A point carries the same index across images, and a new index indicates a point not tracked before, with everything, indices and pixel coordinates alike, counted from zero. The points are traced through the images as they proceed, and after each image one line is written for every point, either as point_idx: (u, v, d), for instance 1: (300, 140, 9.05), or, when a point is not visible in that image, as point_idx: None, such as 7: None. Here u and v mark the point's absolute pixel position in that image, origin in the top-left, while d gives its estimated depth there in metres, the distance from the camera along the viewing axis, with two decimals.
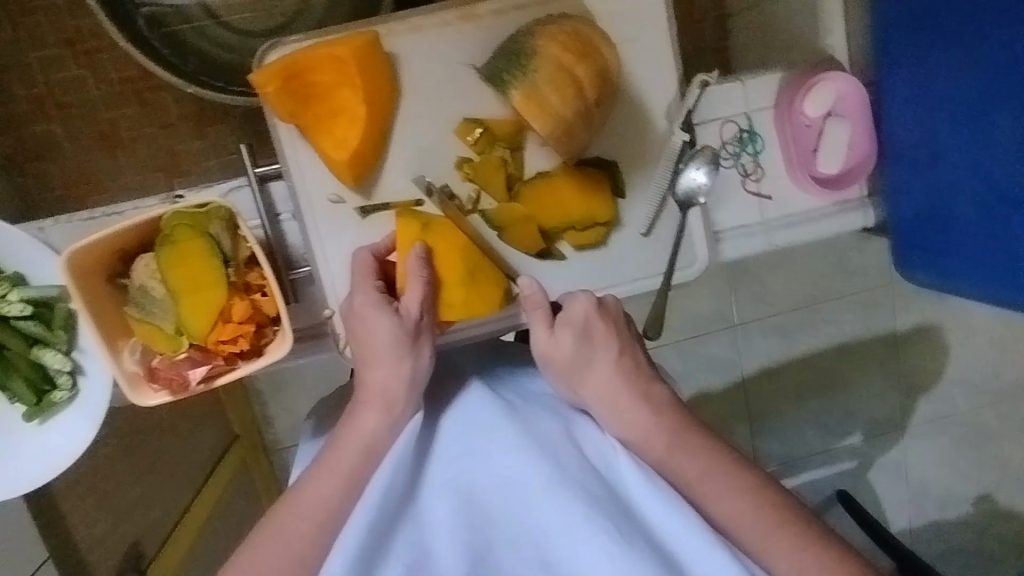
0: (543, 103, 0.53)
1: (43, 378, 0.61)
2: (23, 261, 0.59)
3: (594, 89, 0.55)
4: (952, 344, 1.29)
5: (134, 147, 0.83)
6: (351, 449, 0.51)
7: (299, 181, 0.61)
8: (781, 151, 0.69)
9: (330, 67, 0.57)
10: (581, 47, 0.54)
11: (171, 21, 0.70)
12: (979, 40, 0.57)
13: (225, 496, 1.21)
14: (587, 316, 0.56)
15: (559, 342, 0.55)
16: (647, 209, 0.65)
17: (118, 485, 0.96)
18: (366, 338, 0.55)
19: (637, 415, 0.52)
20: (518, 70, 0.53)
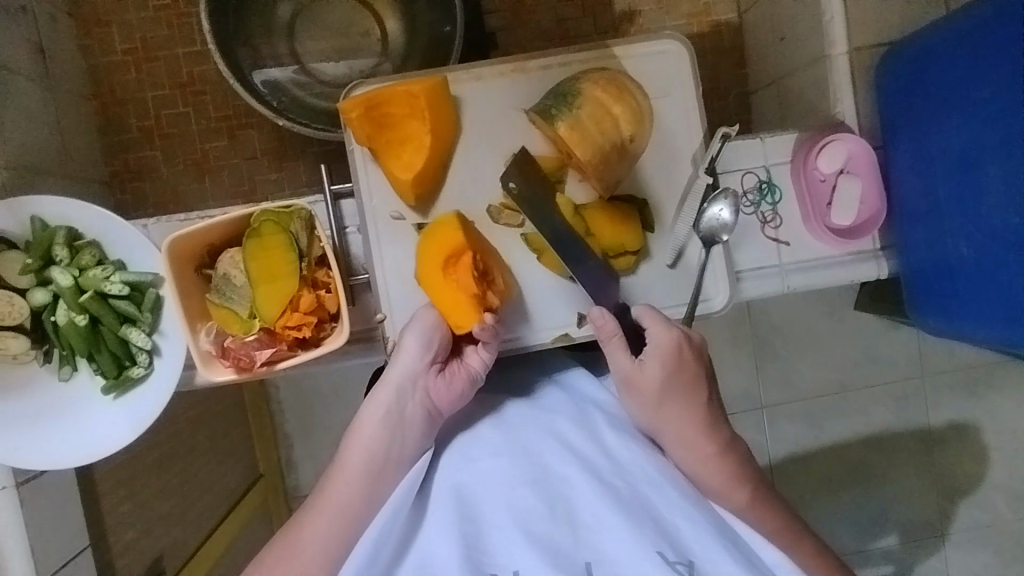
0: (585, 134, 0.66)
1: (125, 354, 0.68)
2: (126, 250, 0.68)
3: (627, 128, 0.68)
4: (991, 446, 1.26)
5: (222, 175, 0.95)
6: (376, 449, 0.58)
7: (367, 197, 0.70)
8: (797, 203, 0.76)
9: (405, 102, 0.67)
10: (619, 90, 0.68)
11: (285, 84, 0.90)
12: (964, 102, 0.64)
13: (246, 529, 1.23)
14: (677, 346, 0.63)
15: (647, 368, 0.61)
16: (672, 243, 0.72)
17: (153, 497, 1.01)
18: (399, 336, 0.64)
19: (704, 443, 0.61)
20: (565, 107, 0.66)
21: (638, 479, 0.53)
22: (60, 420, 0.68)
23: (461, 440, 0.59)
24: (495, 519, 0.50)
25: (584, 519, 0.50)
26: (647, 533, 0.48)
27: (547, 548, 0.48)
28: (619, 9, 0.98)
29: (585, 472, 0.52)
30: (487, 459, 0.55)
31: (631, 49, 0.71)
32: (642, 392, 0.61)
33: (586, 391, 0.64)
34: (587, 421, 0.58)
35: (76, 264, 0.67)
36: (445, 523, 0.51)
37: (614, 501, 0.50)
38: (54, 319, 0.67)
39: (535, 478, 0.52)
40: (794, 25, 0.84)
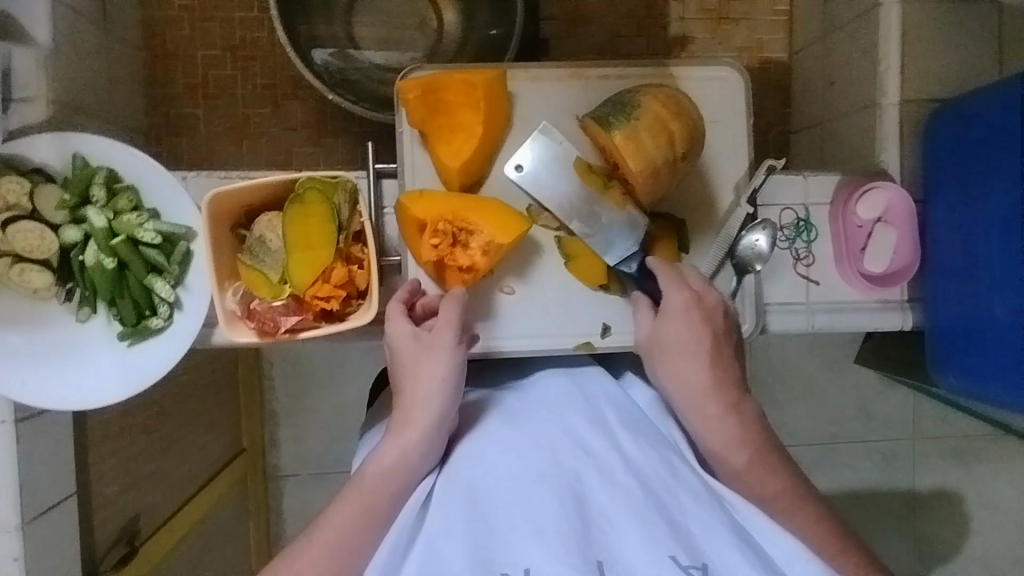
0: (640, 147, 0.63)
1: (147, 304, 0.67)
2: (164, 200, 0.68)
3: (683, 144, 0.65)
4: (975, 517, 1.26)
5: (259, 142, 0.95)
6: (395, 448, 0.59)
7: (411, 180, 0.70)
8: (831, 243, 0.76)
9: (462, 90, 0.68)
10: (679, 107, 0.65)
11: (339, 65, 0.90)
12: (1013, 165, 0.64)
13: (224, 502, 1.22)
14: (687, 303, 0.65)
15: (658, 325, 0.65)
16: (704, 268, 0.72)
17: (139, 456, 0.99)
18: (420, 342, 0.63)
19: (711, 403, 0.63)
20: (623, 116, 0.64)
21: (651, 477, 0.56)
22: (72, 361, 0.67)
23: (477, 439, 0.61)
24: (507, 520, 0.52)
25: (599, 520, 0.53)
26: (661, 538, 0.51)
27: (560, 547, 0.50)
28: (673, 33, 0.99)
29: (599, 475, 0.55)
30: (506, 450, 0.57)
31: (689, 72, 0.72)
32: (661, 348, 0.65)
33: (594, 390, 0.66)
34: (599, 418, 0.61)
35: (113, 207, 0.66)
36: (456, 524, 0.53)
37: (627, 504, 0.53)
38: (82, 259, 0.66)
39: (546, 474, 0.55)
40: (847, 72, 0.85)
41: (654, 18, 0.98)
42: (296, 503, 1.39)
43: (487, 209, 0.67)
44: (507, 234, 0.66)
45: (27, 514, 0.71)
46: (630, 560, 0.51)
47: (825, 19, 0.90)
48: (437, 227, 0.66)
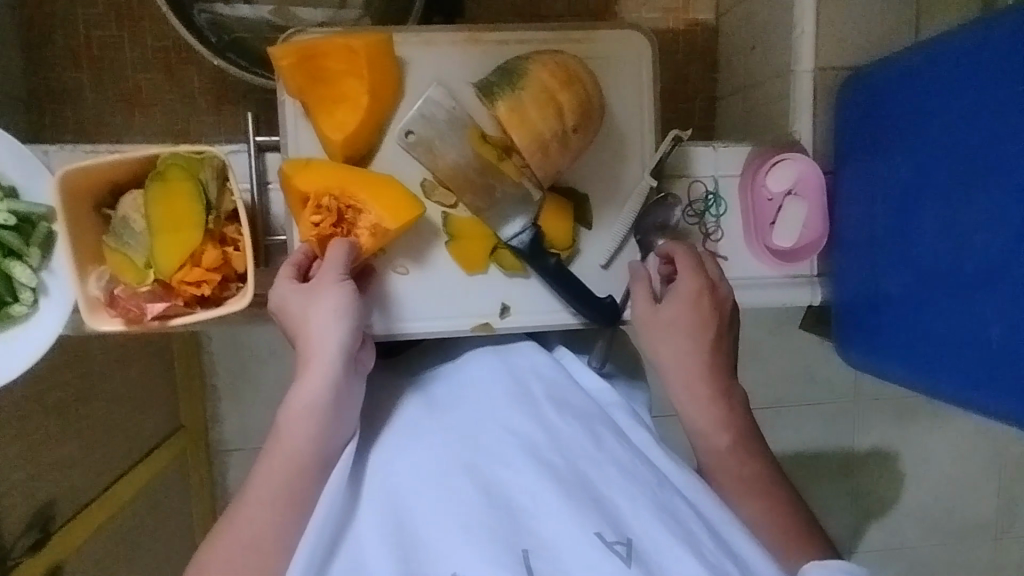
0: (525, 119, 0.60)
1: (5, 290, 0.62)
2: (19, 177, 0.62)
3: (573, 116, 0.62)
4: (908, 472, 1.30)
5: (154, 111, 0.88)
6: (307, 426, 0.57)
7: (295, 155, 0.66)
8: (741, 217, 0.74)
9: (343, 56, 0.63)
10: (569, 76, 0.62)
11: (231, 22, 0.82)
12: (909, 138, 0.63)
13: (155, 483, 1.18)
14: (698, 289, 0.65)
15: (664, 312, 0.65)
16: (608, 244, 0.70)
17: (51, 442, 0.94)
18: (307, 287, 0.61)
19: (709, 394, 0.65)
20: (507, 86, 0.61)
21: (579, 457, 0.57)
22: None
23: (406, 431, 0.61)
24: (432, 519, 0.53)
25: (523, 505, 0.54)
26: (588, 516, 0.53)
27: (486, 542, 0.51)
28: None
29: (526, 457, 0.56)
30: (434, 445, 0.58)
31: (594, 35, 0.68)
32: (654, 326, 0.65)
33: (519, 366, 0.65)
34: (527, 398, 0.62)
35: None
36: (382, 528, 0.55)
37: (551, 486, 0.54)
38: None
39: (469, 464, 0.56)
40: (767, 36, 0.82)
41: None
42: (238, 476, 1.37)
43: (378, 189, 0.65)
44: (398, 214, 0.64)
45: None
46: (556, 542, 0.52)
47: None
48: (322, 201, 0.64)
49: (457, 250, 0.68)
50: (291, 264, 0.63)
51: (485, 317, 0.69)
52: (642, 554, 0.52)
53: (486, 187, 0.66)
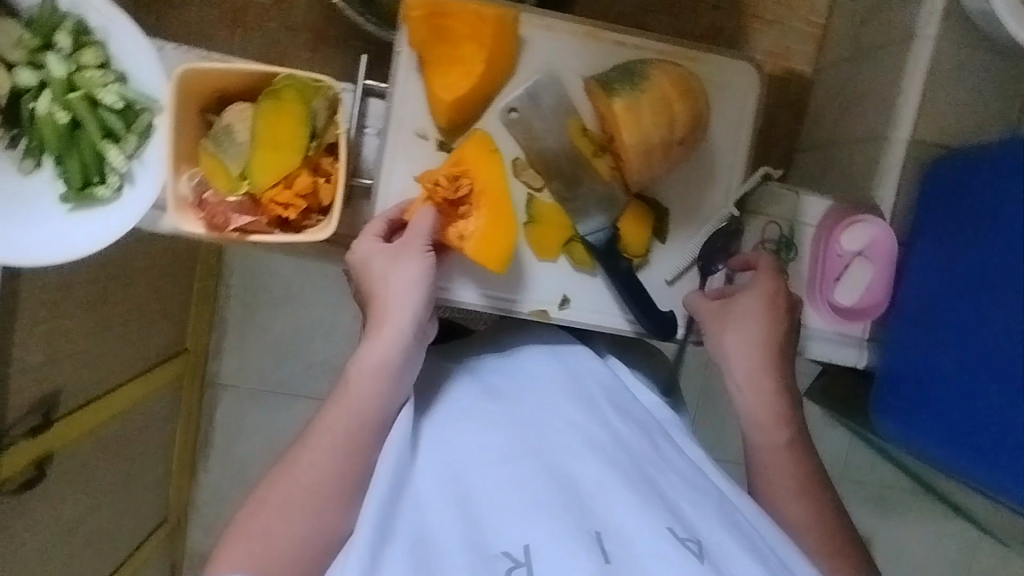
0: (638, 120, 0.62)
1: (95, 170, 0.63)
2: (133, 63, 0.63)
3: (683, 129, 0.64)
4: (879, 562, 1.30)
5: (254, 34, 0.88)
6: (374, 384, 0.59)
7: (398, 106, 0.67)
8: (807, 267, 0.75)
9: (471, 22, 0.64)
10: (687, 89, 0.64)
11: None
12: (985, 226, 0.65)
13: (143, 397, 1.16)
14: (773, 291, 0.67)
15: (738, 306, 0.67)
16: (678, 262, 0.71)
17: (72, 335, 0.94)
18: (383, 258, 0.63)
19: (769, 384, 0.66)
20: (627, 86, 0.63)
21: (641, 461, 0.59)
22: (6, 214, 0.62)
23: (470, 411, 0.62)
24: (498, 494, 0.54)
25: (591, 496, 0.54)
26: (658, 512, 0.53)
27: (557, 520, 0.51)
28: (706, 23, 0.94)
29: (590, 452, 0.57)
30: (499, 426, 0.59)
31: (709, 57, 0.69)
32: (721, 317, 0.67)
33: (578, 371, 0.67)
34: (590, 401, 0.63)
35: (76, 59, 0.62)
36: (447, 497, 0.55)
37: (618, 480, 0.55)
38: (32, 106, 0.62)
39: (535, 447, 0.57)
40: (869, 100, 0.82)
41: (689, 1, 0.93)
42: (225, 413, 1.36)
43: (498, 220, 0.66)
44: (485, 249, 0.65)
45: None
46: (628, 531, 0.52)
47: (858, 41, 0.87)
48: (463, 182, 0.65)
49: (534, 235, 0.69)
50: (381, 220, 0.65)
51: (544, 304, 0.70)
52: (713, 556, 0.51)
53: (575, 178, 0.68)
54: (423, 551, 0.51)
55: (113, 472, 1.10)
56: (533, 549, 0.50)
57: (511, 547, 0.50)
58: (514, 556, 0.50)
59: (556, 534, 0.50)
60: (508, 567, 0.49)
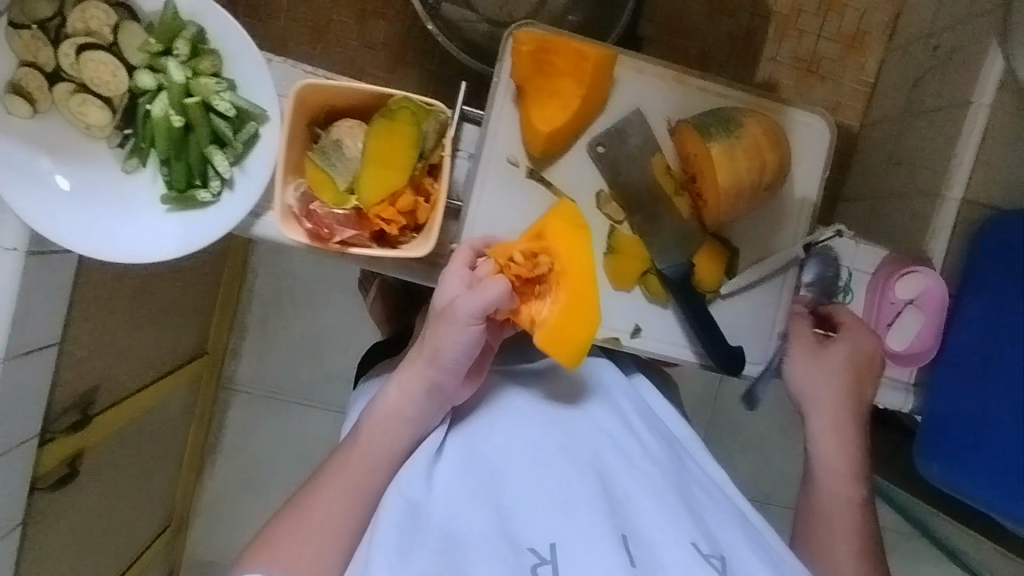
0: (733, 164, 0.67)
1: (199, 174, 0.65)
2: (245, 74, 0.65)
3: (769, 175, 0.69)
4: None
5: (336, 50, 0.91)
6: (410, 409, 0.64)
7: (493, 132, 0.69)
8: (862, 311, 0.79)
9: (574, 60, 0.67)
10: (776, 140, 0.69)
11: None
12: None
13: (167, 395, 1.16)
14: (873, 344, 0.74)
15: (829, 359, 0.74)
16: (742, 301, 0.74)
17: (114, 333, 0.94)
18: (440, 312, 0.63)
19: (842, 428, 0.74)
20: (724, 131, 0.67)
21: (663, 469, 0.62)
22: (109, 209, 0.65)
23: (500, 411, 0.65)
24: (531, 494, 0.56)
25: (621, 503, 0.57)
26: (684, 524, 0.56)
27: (585, 521, 0.54)
28: (763, 74, 0.99)
29: (617, 458, 0.61)
30: (533, 428, 0.62)
31: (784, 112, 0.73)
32: (819, 357, 0.74)
33: (603, 381, 0.70)
34: (617, 412, 0.66)
35: (193, 65, 0.63)
36: (479, 492, 0.57)
37: (642, 487, 0.59)
38: (148, 108, 0.63)
39: (571, 449, 0.60)
40: (920, 158, 0.87)
41: (749, 50, 0.98)
42: (238, 416, 1.34)
43: (578, 305, 0.62)
44: (552, 339, 0.62)
45: (10, 349, 0.68)
46: (654, 540, 0.55)
47: (910, 101, 0.92)
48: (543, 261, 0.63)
49: (614, 264, 0.71)
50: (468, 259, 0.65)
51: (616, 330, 0.72)
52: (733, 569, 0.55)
53: (655, 213, 0.71)
54: (451, 542, 0.53)
55: (130, 471, 1.09)
56: (560, 548, 0.53)
57: (540, 543, 0.53)
58: (540, 553, 0.52)
59: (584, 538, 0.53)
60: (534, 564, 0.52)
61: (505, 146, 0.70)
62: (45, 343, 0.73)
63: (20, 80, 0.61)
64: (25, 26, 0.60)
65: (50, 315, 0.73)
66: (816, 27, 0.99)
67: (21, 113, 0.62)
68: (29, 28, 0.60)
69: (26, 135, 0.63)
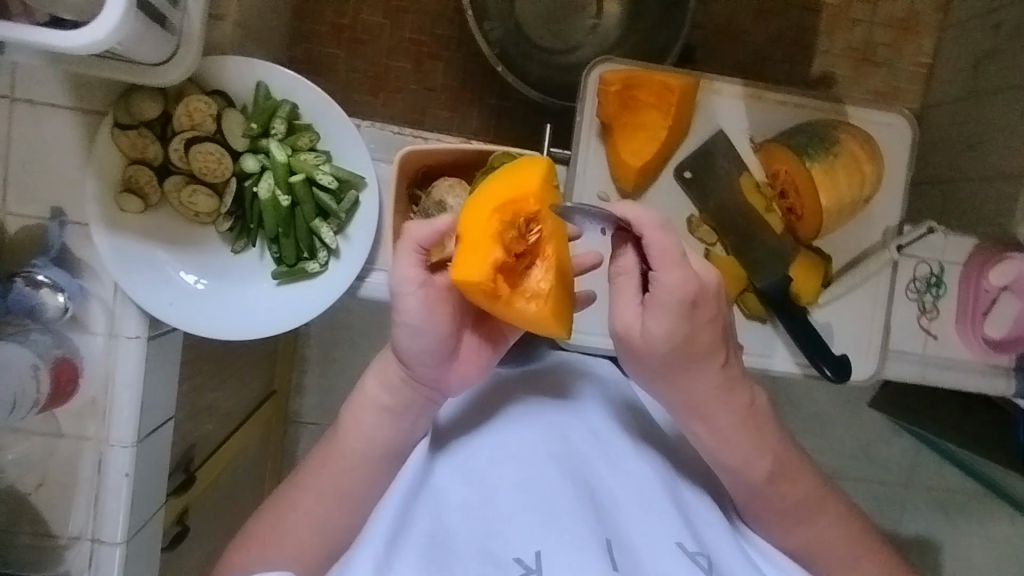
0: (834, 183, 0.70)
1: (307, 247, 0.67)
2: (342, 143, 0.66)
3: (865, 189, 0.72)
4: None
5: (397, 97, 0.91)
6: (385, 402, 0.55)
7: (581, 170, 0.70)
8: (956, 303, 0.78)
9: (657, 92, 0.69)
10: (870, 153, 0.72)
11: (500, 33, 0.87)
12: None
13: (254, 441, 1.16)
14: (690, 295, 0.50)
15: (650, 330, 0.51)
16: (837, 311, 0.75)
17: (200, 389, 0.95)
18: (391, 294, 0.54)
19: (710, 394, 0.53)
20: (822, 149, 0.70)
21: (664, 474, 0.53)
22: (222, 288, 0.68)
23: (477, 422, 0.56)
24: (514, 500, 0.48)
25: (608, 507, 0.49)
26: (674, 524, 0.48)
27: (572, 525, 0.46)
28: (818, 69, 0.98)
29: (614, 457, 0.53)
30: (524, 430, 0.54)
31: (860, 112, 0.73)
32: (642, 352, 0.52)
33: (607, 381, 0.63)
34: (615, 415, 0.58)
35: (293, 143, 0.66)
36: (466, 499, 0.49)
37: (644, 490, 0.51)
38: (255, 190, 0.66)
39: (562, 453, 0.51)
40: (994, 138, 0.86)
41: (802, 48, 0.98)
42: None
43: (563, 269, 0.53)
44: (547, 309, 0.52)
45: (141, 431, 0.70)
46: (640, 544, 0.47)
47: (975, 81, 0.91)
48: (526, 221, 0.52)
49: None
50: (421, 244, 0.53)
51: None
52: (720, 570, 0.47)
53: (749, 233, 0.70)
54: (440, 547, 0.45)
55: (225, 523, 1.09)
56: (546, 557, 0.44)
57: (523, 554, 0.45)
58: (525, 564, 0.44)
59: (569, 542, 0.45)
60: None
61: (594, 185, 0.71)
62: (162, 421, 0.74)
63: (131, 177, 0.63)
64: (131, 126, 0.62)
65: (165, 393, 0.74)
66: (867, 16, 0.98)
67: (132, 210, 0.64)
68: (135, 127, 0.62)
69: (140, 231, 0.65)
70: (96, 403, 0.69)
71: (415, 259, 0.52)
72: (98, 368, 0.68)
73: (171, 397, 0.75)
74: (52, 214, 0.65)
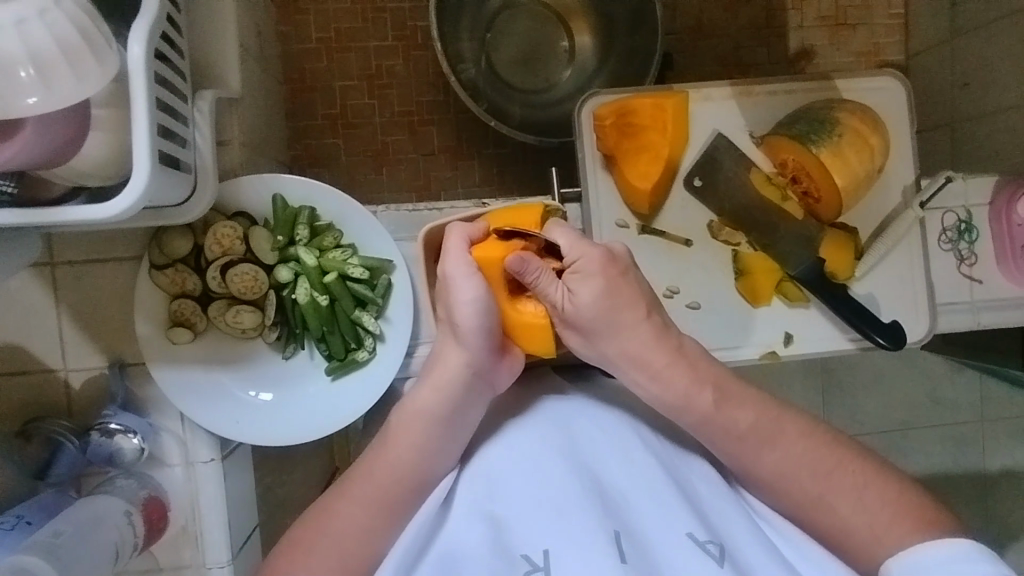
0: (846, 162, 0.70)
1: (353, 337, 0.69)
2: (364, 234, 0.69)
3: (878, 158, 0.73)
4: None
5: (400, 168, 0.94)
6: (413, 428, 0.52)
7: (595, 204, 0.72)
8: (994, 243, 0.77)
9: (648, 113, 0.70)
10: (871, 123, 0.72)
11: (482, 85, 0.89)
12: None
13: None
14: (606, 265, 0.51)
15: (577, 302, 0.51)
16: (877, 279, 0.74)
17: None
18: (439, 284, 0.53)
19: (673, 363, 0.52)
20: (824, 133, 0.70)
21: (670, 454, 0.52)
22: (280, 395, 0.70)
23: (485, 430, 0.55)
24: (517, 498, 0.49)
25: (614, 497, 0.49)
26: (678, 511, 0.48)
27: (579, 528, 0.46)
28: (796, 45, 0.99)
29: (632, 446, 0.52)
30: (530, 427, 0.53)
31: (850, 84, 0.74)
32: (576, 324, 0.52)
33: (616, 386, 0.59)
34: (628, 408, 0.56)
35: (319, 245, 0.68)
36: (469, 506, 0.50)
37: (657, 481, 0.50)
38: (293, 297, 0.69)
39: (568, 450, 0.51)
40: (987, 72, 0.86)
41: (776, 29, 0.99)
42: None
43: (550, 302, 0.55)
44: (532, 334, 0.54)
45: (233, 549, 0.72)
46: (650, 536, 0.48)
47: (953, 22, 0.91)
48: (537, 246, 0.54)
49: (747, 285, 0.72)
50: (466, 238, 0.53)
51: (771, 345, 0.73)
52: (734, 555, 0.47)
53: (771, 225, 0.71)
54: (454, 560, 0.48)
55: None
56: (553, 555, 0.46)
57: (530, 549, 0.46)
58: (532, 562, 0.46)
59: (576, 542, 0.46)
60: (527, 572, 0.46)
61: (613, 216, 0.72)
62: (247, 534, 0.76)
63: (176, 312, 0.66)
64: (167, 264, 0.65)
65: (245, 504, 0.76)
66: None
67: (184, 340, 0.66)
68: (171, 265, 0.65)
69: (197, 361, 0.67)
70: (186, 531, 0.71)
71: (465, 252, 0.52)
72: (183, 498, 0.70)
73: (250, 509, 0.77)
74: (111, 363, 0.68)
